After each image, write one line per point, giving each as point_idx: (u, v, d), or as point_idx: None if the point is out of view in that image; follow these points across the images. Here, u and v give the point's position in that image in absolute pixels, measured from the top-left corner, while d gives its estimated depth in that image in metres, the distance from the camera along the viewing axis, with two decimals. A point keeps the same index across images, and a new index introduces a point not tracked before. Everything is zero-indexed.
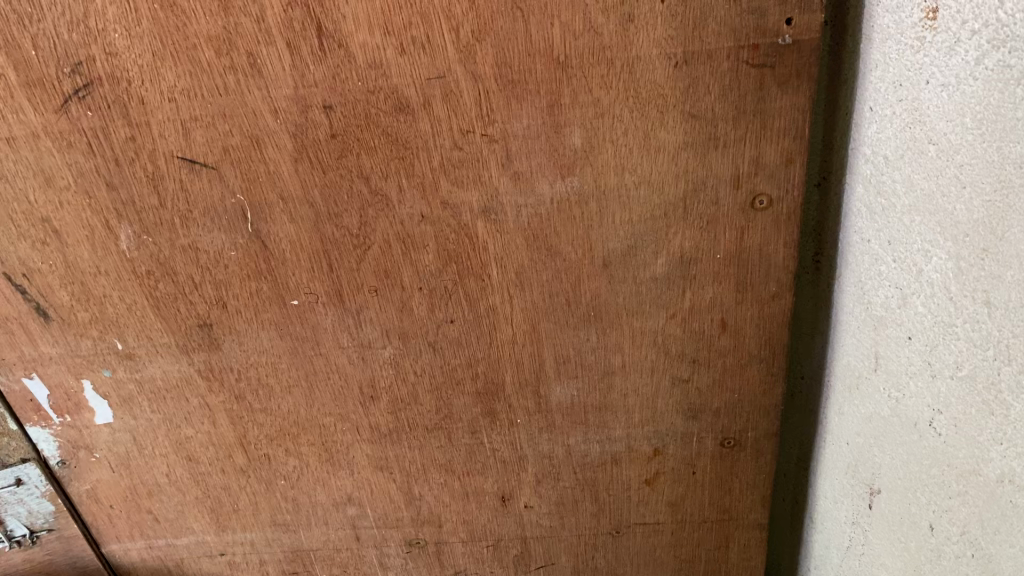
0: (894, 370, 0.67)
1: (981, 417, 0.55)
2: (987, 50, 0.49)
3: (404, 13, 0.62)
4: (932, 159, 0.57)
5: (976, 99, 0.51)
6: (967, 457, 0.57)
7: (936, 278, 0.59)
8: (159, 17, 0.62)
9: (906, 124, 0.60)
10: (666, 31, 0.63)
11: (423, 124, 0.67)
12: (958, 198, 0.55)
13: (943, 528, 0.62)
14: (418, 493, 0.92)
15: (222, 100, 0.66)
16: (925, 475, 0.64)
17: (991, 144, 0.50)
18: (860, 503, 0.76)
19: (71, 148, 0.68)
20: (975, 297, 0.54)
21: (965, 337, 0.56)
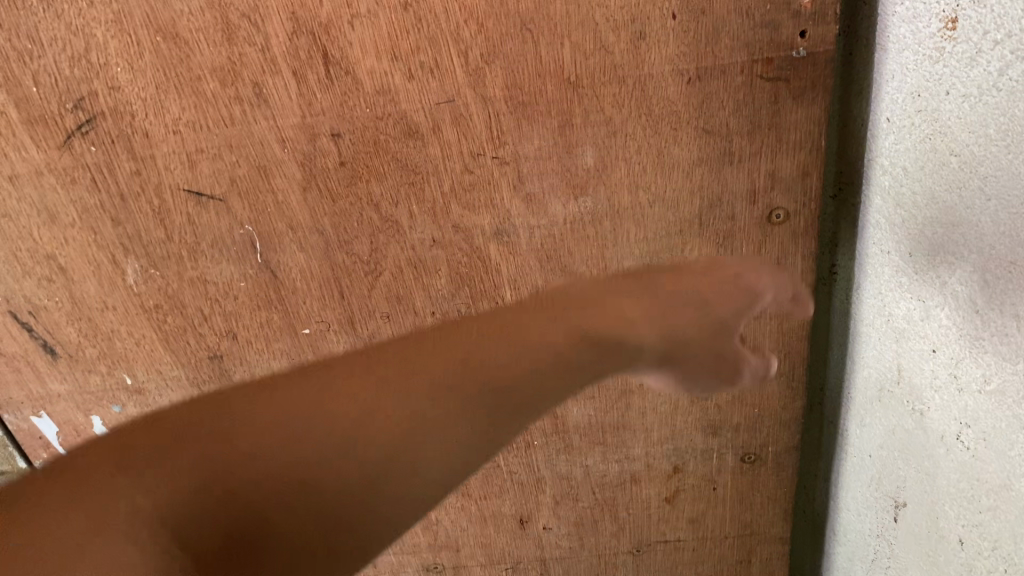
0: (917, 384, 0.65)
1: (1013, 431, 0.54)
2: (1011, 61, 0.48)
3: (412, 37, 0.61)
4: (954, 172, 0.55)
5: (999, 111, 0.50)
6: (998, 471, 0.56)
7: (960, 291, 0.57)
8: (162, 50, 0.61)
9: (925, 136, 0.58)
10: (678, 48, 0.62)
11: (433, 149, 0.66)
12: (981, 211, 0.53)
13: (973, 541, 0.61)
14: (434, 518, 0.90)
15: (228, 131, 0.65)
16: (954, 489, 0.63)
17: (1017, 156, 0.49)
18: (884, 517, 0.75)
19: (75, 184, 0.67)
20: (1002, 310, 0.53)
21: (993, 350, 0.55)
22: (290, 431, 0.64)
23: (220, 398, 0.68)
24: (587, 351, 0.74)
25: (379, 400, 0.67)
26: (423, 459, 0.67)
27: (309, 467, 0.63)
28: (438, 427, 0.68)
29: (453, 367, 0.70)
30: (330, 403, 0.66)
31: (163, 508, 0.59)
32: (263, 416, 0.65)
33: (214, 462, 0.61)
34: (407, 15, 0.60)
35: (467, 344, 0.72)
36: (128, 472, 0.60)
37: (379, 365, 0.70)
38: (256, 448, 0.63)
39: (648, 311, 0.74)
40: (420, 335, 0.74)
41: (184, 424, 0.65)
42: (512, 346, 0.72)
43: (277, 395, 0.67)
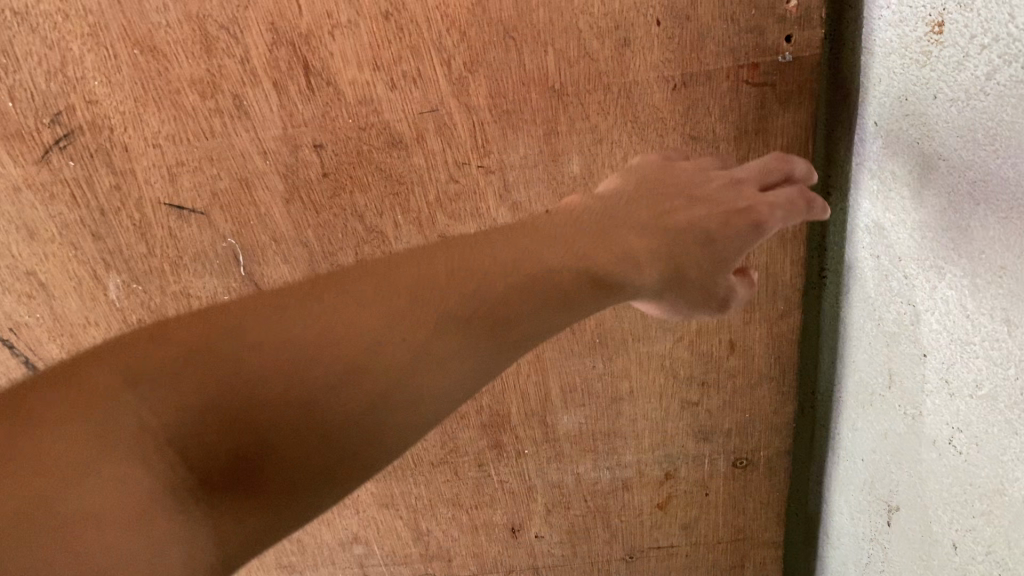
0: (909, 387, 0.65)
1: (1005, 436, 0.53)
2: (998, 65, 0.46)
3: (394, 47, 0.60)
4: (943, 176, 0.54)
5: (987, 116, 0.48)
6: (991, 476, 0.56)
7: (951, 295, 0.56)
8: (140, 62, 0.60)
9: (913, 140, 0.56)
10: (663, 54, 0.61)
11: (417, 158, 0.66)
12: (970, 216, 0.52)
13: (966, 546, 0.61)
14: (425, 528, 0.90)
15: (209, 144, 0.64)
16: (947, 493, 0.62)
17: (1005, 163, 0.47)
18: (877, 519, 0.74)
19: (54, 200, 0.66)
20: (993, 315, 0.52)
21: (984, 355, 0.54)
22: (305, 350, 0.47)
23: (174, 322, 0.48)
24: (588, 287, 0.57)
25: (393, 334, 0.50)
26: (424, 385, 0.50)
27: (315, 373, 0.47)
28: (440, 358, 0.51)
29: (446, 285, 0.53)
30: (299, 314, 0.48)
31: (172, 427, 0.43)
32: (266, 323, 0.48)
33: (202, 371, 0.45)
34: (388, 24, 0.59)
35: (468, 257, 0.55)
36: (130, 384, 0.44)
37: (362, 279, 0.52)
38: (274, 368, 0.46)
39: (649, 250, 0.60)
40: (411, 254, 0.55)
41: (160, 346, 0.46)
42: (506, 260, 0.55)
43: (281, 298, 0.50)
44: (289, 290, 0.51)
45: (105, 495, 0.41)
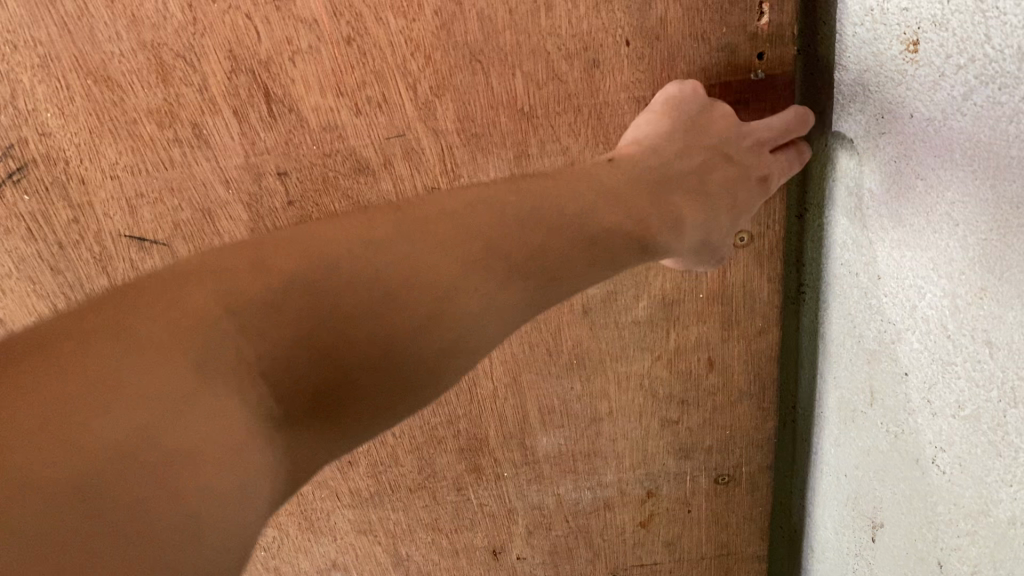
0: (890, 405, 0.62)
1: (988, 458, 0.50)
2: (974, 86, 0.43)
3: (357, 72, 0.58)
4: (922, 194, 0.51)
5: (964, 136, 0.45)
6: (975, 497, 0.52)
7: (932, 315, 0.53)
8: (93, 93, 0.58)
9: (892, 157, 0.54)
10: (632, 75, 0.60)
11: (385, 184, 0.64)
12: (950, 235, 0.49)
13: (954, 565, 0.57)
14: (405, 553, 0.88)
15: (169, 174, 0.62)
16: (930, 511, 0.59)
17: (985, 182, 0.44)
18: (862, 536, 0.71)
19: (10, 235, 0.63)
20: (975, 336, 0.49)
21: (966, 377, 0.51)
22: (389, 289, 0.46)
23: (263, 244, 0.46)
24: (637, 249, 0.56)
25: (465, 281, 0.48)
26: (485, 331, 0.50)
27: (398, 317, 0.46)
28: (501, 307, 0.50)
29: (517, 233, 0.50)
30: (385, 251, 0.47)
31: (264, 359, 0.42)
32: (352, 255, 0.46)
33: (297, 305, 0.44)
34: (350, 49, 0.57)
35: (538, 199, 0.52)
36: (225, 310, 0.42)
37: (437, 215, 0.50)
38: (360, 308, 0.45)
39: (693, 209, 0.59)
40: (479, 189, 0.53)
41: (248, 274, 0.43)
42: (567, 211, 0.53)
43: (372, 227, 0.48)
44: (372, 213, 0.49)
45: (215, 423, 0.38)
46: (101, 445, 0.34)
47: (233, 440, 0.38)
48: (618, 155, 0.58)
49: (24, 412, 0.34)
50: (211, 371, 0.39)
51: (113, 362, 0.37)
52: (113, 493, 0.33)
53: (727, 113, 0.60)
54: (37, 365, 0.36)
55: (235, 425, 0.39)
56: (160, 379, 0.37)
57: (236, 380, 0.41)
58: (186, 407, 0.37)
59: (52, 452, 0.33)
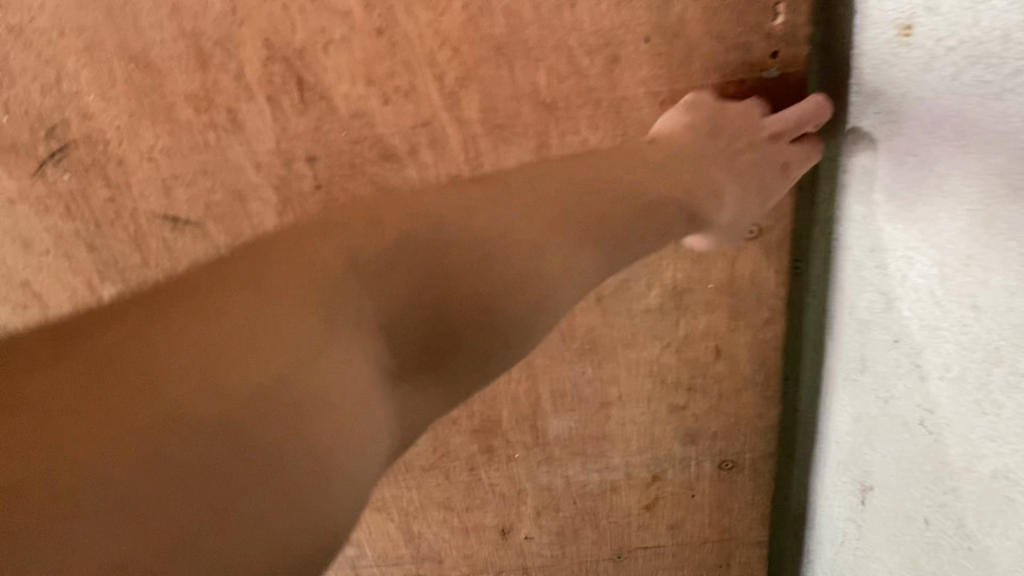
0: (881, 371, 0.66)
1: (973, 416, 0.55)
2: (962, 67, 0.48)
3: (387, 62, 0.61)
4: (912, 170, 0.55)
5: (955, 114, 0.50)
6: (960, 452, 0.58)
7: (920, 284, 0.58)
8: (135, 77, 0.60)
9: (882, 134, 0.57)
10: (651, 70, 0.62)
11: (410, 170, 0.66)
12: (939, 209, 0.53)
13: (939, 519, 0.63)
14: (417, 531, 0.90)
15: (203, 157, 0.64)
16: (920, 471, 0.64)
17: (972, 156, 0.49)
18: (851, 499, 0.76)
19: (49, 213, 0.66)
20: (961, 302, 0.54)
21: (953, 340, 0.56)
22: (490, 244, 0.48)
23: (368, 209, 0.48)
24: (684, 215, 0.58)
25: (548, 243, 0.50)
26: (569, 292, 0.51)
27: (494, 274, 0.47)
28: (580, 268, 0.52)
29: (588, 201, 0.53)
30: (479, 213, 0.49)
31: (390, 310, 0.43)
32: (454, 217, 0.48)
33: (413, 256, 0.45)
34: (381, 40, 0.60)
35: (592, 172, 0.55)
36: (352, 267, 0.43)
37: (518, 182, 0.53)
38: (465, 265, 0.46)
39: (731, 184, 0.61)
40: (523, 171, 0.54)
41: (367, 232, 0.45)
42: (620, 184, 0.55)
43: (462, 193, 0.51)
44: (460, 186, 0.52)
45: (342, 377, 0.38)
46: (229, 383, 0.34)
47: (354, 391, 0.39)
48: (658, 134, 0.61)
49: (48, 401, 0.31)
50: (338, 318, 0.40)
51: (250, 312, 0.38)
52: (237, 430, 0.33)
53: (745, 107, 0.61)
54: (164, 320, 0.36)
55: (360, 372, 0.40)
56: (240, 346, 0.36)
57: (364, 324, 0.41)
58: (309, 359, 0.37)
59: (190, 385, 0.33)
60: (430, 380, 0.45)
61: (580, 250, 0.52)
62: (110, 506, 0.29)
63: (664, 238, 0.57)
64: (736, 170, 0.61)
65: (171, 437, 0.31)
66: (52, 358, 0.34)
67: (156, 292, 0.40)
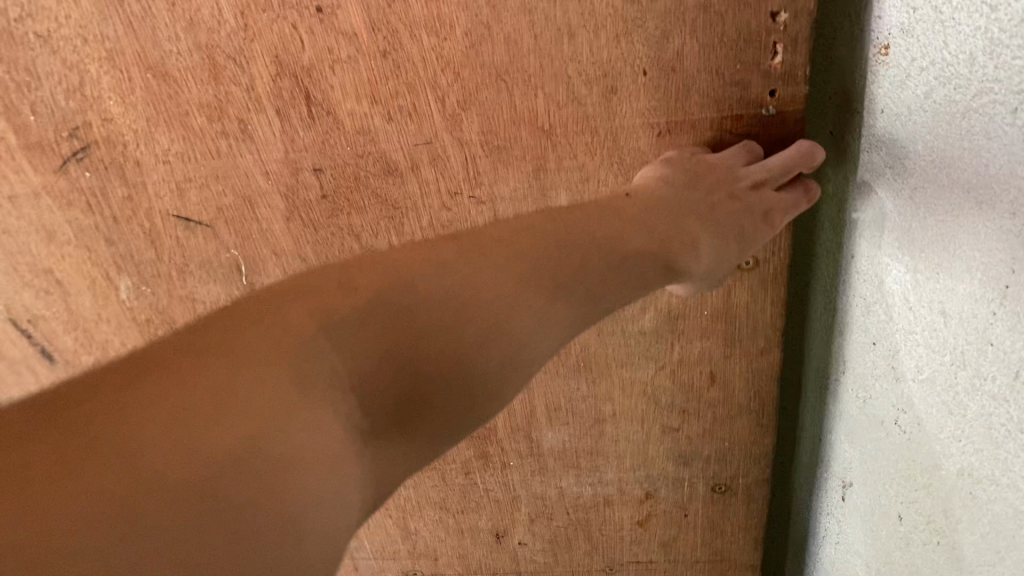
0: (862, 372, 0.69)
1: (941, 417, 0.56)
2: (934, 87, 0.50)
3: (391, 83, 0.63)
4: (890, 181, 0.58)
5: (926, 130, 0.52)
6: (930, 451, 0.58)
7: (897, 289, 0.60)
8: (152, 85, 0.63)
9: (868, 146, 0.60)
10: (648, 102, 0.63)
11: (412, 186, 0.68)
12: (913, 217, 0.55)
13: (911, 516, 0.63)
14: (413, 528, 0.93)
15: (215, 163, 0.67)
16: (894, 469, 0.65)
17: (942, 172, 0.51)
18: (835, 495, 0.79)
19: (70, 206, 0.69)
20: (931, 306, 0.55)
21: (924, 343, 0.57)
22: (461, 302, 0.53)
23: (351, 267, 0.53)
24: (662, 270, 0.60)
25: (521, 297, 0.54)
26: (539, 345, 0.55)
27: (467, 330, 0.52)
28: (553, 322, 0.55)
29: (569, 251, 0.57)
30: (451, 273, 0.54)
31: (354, 372, 0.48)
32: (425, 275, 0.53)
33: (383, 318, 0.50)
34: (385, 61, 0.62)
35: (570, 228, 0.58)
36: (320, 329, 0.48)
37: (493, 242, 0.57)
38: (436, 324, 0.51)
39: (710, 237, 0.62)
40: (521, 219, 0.59)
41: (340, 294, 0.50)
42: (598, 237, 0.58)
43: (437, 253, 0.55)
44: (437, 244, 0.56)
45: (315, 434, 0.43)
46: (200, 444, 0.39)
47: (326, 450, 0.44)
48: (635, 187, 0.62)
49: (43, 460, 0.37)
50: (309, 385, 0.45)
51: (225, 377, 0.43)
52: (209, 486, 0.38)
53: (726, 159, 0.62)
54: (145, 389, 0.42)
55: (331, 433, 0.44)
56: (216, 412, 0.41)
57: (330, 389, 0.46)
58: (276, 421, 0.42)
59: (163, 455, 0.38)
60: (399, 433, 0.50)
61: (555, 308, 0.55)
62: (95, 551, 0.34)
63: (637, 292, 0.59)
64: (715, 223, 0.62)
65: (146, 493, 0.37)
66: (47, 424, 0.39)
67: (146, 355, 0.45)
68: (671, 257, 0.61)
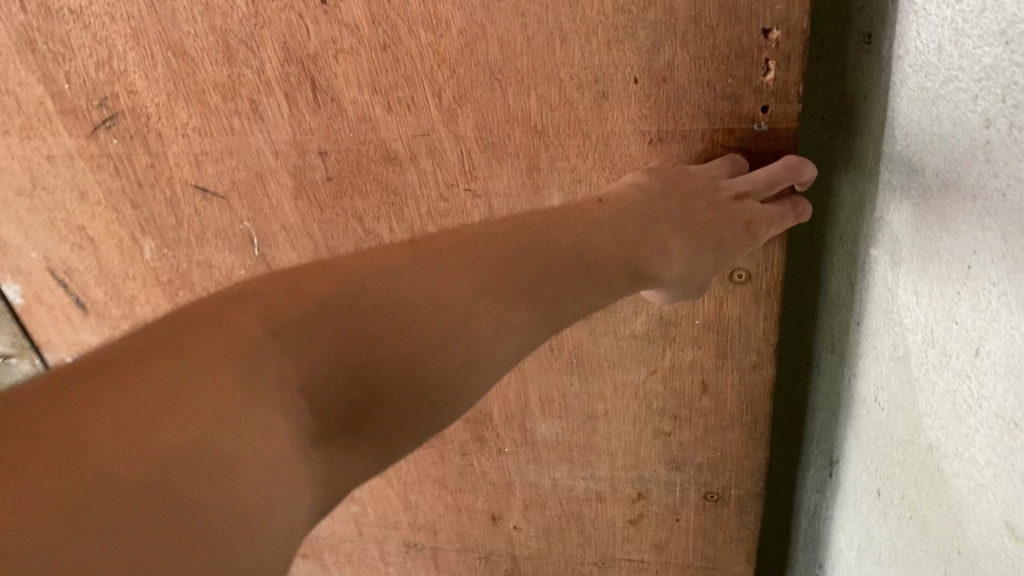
0: (848, 349, 0.73)
1: (912, 393, 0.61)
2: (908, 74, 0.54)
3: (390, 75, 0.65)
4: (870, 167, 0.62)
5: (900, 117, 0.56)
6: (906, 426, 0.63)
7: (877, 270, 0.64)
8: (172, 63, 0.67)
9: (850, 134, 0.64)
10: (640, 110, 0.64)
11: (411, 175, 0.70)
12: (890, 203, 0.60)
13: (888, 490, 0.68)
14: (414, 501, 0.97)
15: (230, 139, 0.71)
16: (874, 443, 0.70)
17: (915, 157, 0.55)
18: (824, 468, 0.84)
19: (101, 169, 0.75)
20: (904, 287, 0.60)
21: (899, 323, 0.62)
22: (421, 306, 0.48)
23: (294, 273, 0.48)
24: (630, 278, 0.58)
25: (481, 302, 0.51)
26: (502, 352, 0.52)
27: (427, 338, 0.48)
28: (514, 329, 0.52)
29: (545, 259, 0.54)
30: (413, 278, 0.49)
31: (302, 377, 0.44)
32: (377, 279, 0.48)
33: (333, 322, 0.45)
34: (385, 54, 0.64)
35: (541, 232, 0.56)
36: (268, 332, 0.43)
37: (457, 246, 0.53)
38: (393, 328, 0.47)
39: (682, 245, 0.60)
40: (486, 225, 0.56)
41: (284, 296, 0.45)
42: (569, 242, 0.56)
43: (391, 255, 0.50)
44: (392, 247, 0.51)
45: (264, 439, 0.40)
46: (149, 450, 0.36)
47: (276, 453, 0.40)
48: (608, 194, 0.62)
49: None
50: (258, 386, 0.41)
51: (173, 378, 0.39)
52: (162, 497, 0.35)
53: (710, 170, 0.62)
54: (90, 392, 0.37)
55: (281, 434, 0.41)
56: (163, 415, 0.37)
57: (279, 393, 0.42)
58: (230, 425, 0.39)
59: (112, 459, 0.35)
60: (352, 439, 0.46)
61: (515, 325, 0.52)
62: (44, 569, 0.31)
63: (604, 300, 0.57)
64: (690, 230, 0.60)
65: (96, 503, 0.33)
66: None
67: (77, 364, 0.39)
68: (640, 265, 0.58)
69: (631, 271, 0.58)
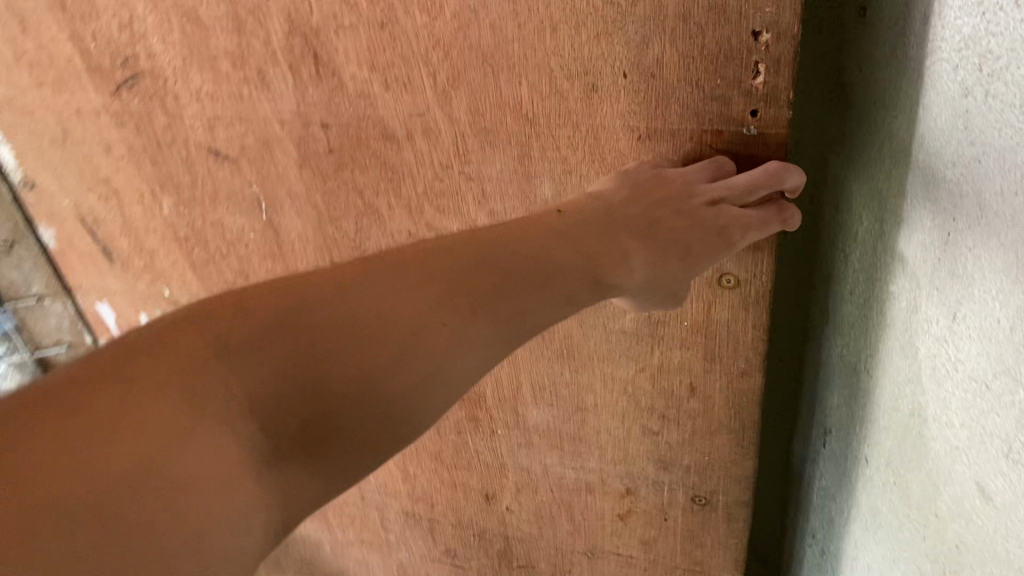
0: (840, 319, 0.72)
1: (899, 360, 0.60)
2: (900, 44, 0.53)
3: (387, 53, 0.66)
4: (863, 132, 0.61)
5: (892, 86, 0.55)
6: (892, 393, 0.62)
7: (868, 234, 0.63)
8: (186, 29, 0.70)
9: (845, 103, 0.62)
10: (629, 105, 0.63)
11: (408, 153, 0.71)
12: (881, 167, 0.59)
13: (875, 458, 0.68)
14: (412, 472, 0.99)
15: (240, 106, 0.73)
16: (863, 412, 0.69)
17: (904, 125, 0.54)
18: (818, 443, 0.83)
19: (123, 127, 0.79)
20: (893, 253, 0.59)
21: (886, 288, 0.61)
22: (371, 322, 0.50)
23: (243, 296, 0.50)
24: (591, 287, 0.59)
25: (436, 316, 0.52)
26: (463, 364, 0.53)
27: (377, 355, 0.50)
28: (474, 342, 0.53)
29: (503, 275, 0.56)
30: (359, 296, 0.51)
31: (252, 393, 0.46)
32: (325, 302, 0.50)
33: (275, 342, 0.48)
34: (383, 32, 0.65)
35: (500, 241, 0.57)
36: (216, 353, 0.46)
37: (411, 264, 0.54)
38: (344, 343, 0.49)
39: (644, 255, 0.61)
40: (439, 242, 0.57)
41: (237, 320, 0.48)
42: (527, 257, 0.57)
43: (342, 275, 0.52)
44: (343, 270, 0.53)
45: (212, 458, 0.42)
46: (96, 472, 0.38)
47: (230, 469, 0.42)
48: (568, 204, 0.63)
49: None
50: (205, 403, 0.44)
51: (118, 404, 0.41)
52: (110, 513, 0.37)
53: (686, 174, 0.61)
54: (40, 422, 0.39)
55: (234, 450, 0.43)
56: (109, 437, 0.39)
57: (224, 412, 0.44)
58: (179, 445, 0.41)
59: (58, 482, 0.37)
60: (310, 455, 0.48)
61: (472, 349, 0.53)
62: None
63: (566, 309, 0.59)
64: (653, 241, 0.61)
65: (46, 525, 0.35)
66: None
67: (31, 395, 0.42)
68: (598, 277, 0.60)
69: (595, 279, 0.60)
